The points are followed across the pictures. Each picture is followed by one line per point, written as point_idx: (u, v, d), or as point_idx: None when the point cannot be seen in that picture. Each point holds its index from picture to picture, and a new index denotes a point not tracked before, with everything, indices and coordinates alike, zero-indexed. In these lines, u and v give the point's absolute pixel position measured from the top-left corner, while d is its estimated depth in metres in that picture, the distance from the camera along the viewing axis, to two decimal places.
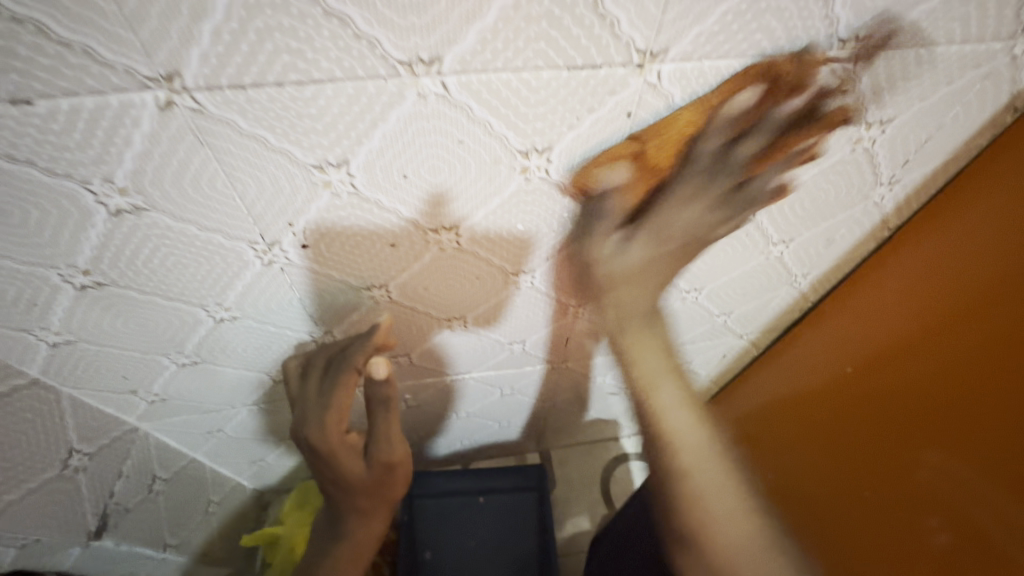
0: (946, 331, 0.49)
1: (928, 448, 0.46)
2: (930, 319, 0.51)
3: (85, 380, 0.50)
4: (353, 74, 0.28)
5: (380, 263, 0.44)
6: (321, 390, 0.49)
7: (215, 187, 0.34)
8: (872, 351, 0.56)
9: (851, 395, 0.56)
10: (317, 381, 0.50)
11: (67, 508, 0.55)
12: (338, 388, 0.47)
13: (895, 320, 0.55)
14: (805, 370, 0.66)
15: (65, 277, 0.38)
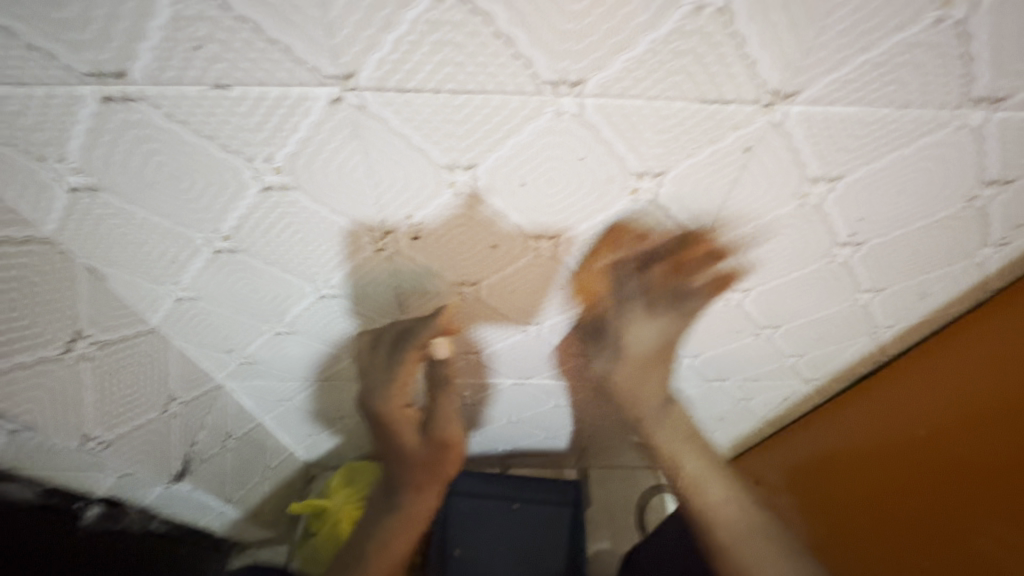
0: (1003, 408, 0.48)
1: (981, 514, 0.47)
2: (989, 395, 0.50)
3: (194, 334, 0.55)
4: (503, 88, 0.31)
5: (458, 264, 0.47)
6: (387, 364, 0.56)
7: (354, 176, 0.38)
8: (930, 416, 0.56)
9: (906, 454, 0.57)
10: (385, 354, 0.56)
11: (161, 449, 0.59)
12: (400, 366, 0.55)
13: (956, 389, 0.54)
14: (861, 424, 0.66)
15: (206, 241, 0.43)
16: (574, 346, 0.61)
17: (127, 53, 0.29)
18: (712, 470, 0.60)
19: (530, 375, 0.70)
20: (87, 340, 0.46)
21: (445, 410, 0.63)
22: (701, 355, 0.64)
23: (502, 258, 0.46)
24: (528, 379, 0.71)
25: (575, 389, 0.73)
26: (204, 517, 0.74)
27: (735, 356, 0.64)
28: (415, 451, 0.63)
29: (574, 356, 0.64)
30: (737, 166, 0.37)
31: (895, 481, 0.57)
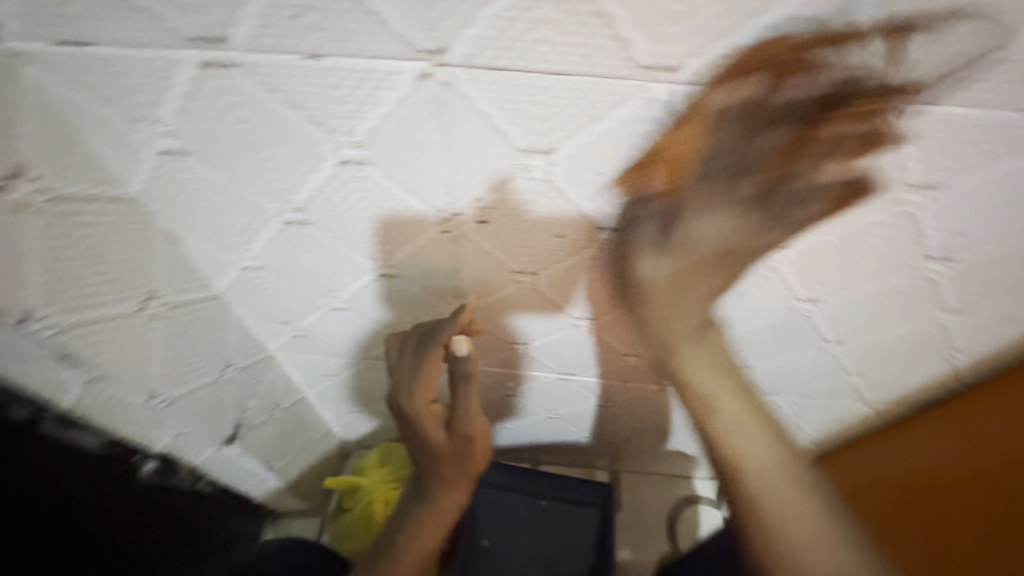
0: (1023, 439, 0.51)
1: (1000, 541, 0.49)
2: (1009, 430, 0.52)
3: (254, 303, 0.57)
4: (594, 72, 0.30)
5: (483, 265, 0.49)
6: (412, 361, 0.52)
7: (430, 155, 0.37)
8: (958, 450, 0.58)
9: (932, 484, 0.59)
10: (410, 353, 0.52)
11: (216, 412, 0.60)
12: (425, 362, 0.51)
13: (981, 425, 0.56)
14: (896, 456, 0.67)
15: (279, 211, 0.44)
16: (624, 344, 0.60)
17: (231, 19, 0.29)
18: (751, 414, 0.47)
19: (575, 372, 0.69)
20: (159, 300, 0.47)
21: (469, 413, 0.54)
22: (758, 366, 0.61)
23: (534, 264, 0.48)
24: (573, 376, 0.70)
25: (620, 390, 0.72)
26: (246, 482, 0.77)
27: (793, 369, 0.61)
28: (438, 448, 0.56)
29: (622, 355, 0.62)
30: (718, 145, 0.34)
31: (921, 506, 0.60)
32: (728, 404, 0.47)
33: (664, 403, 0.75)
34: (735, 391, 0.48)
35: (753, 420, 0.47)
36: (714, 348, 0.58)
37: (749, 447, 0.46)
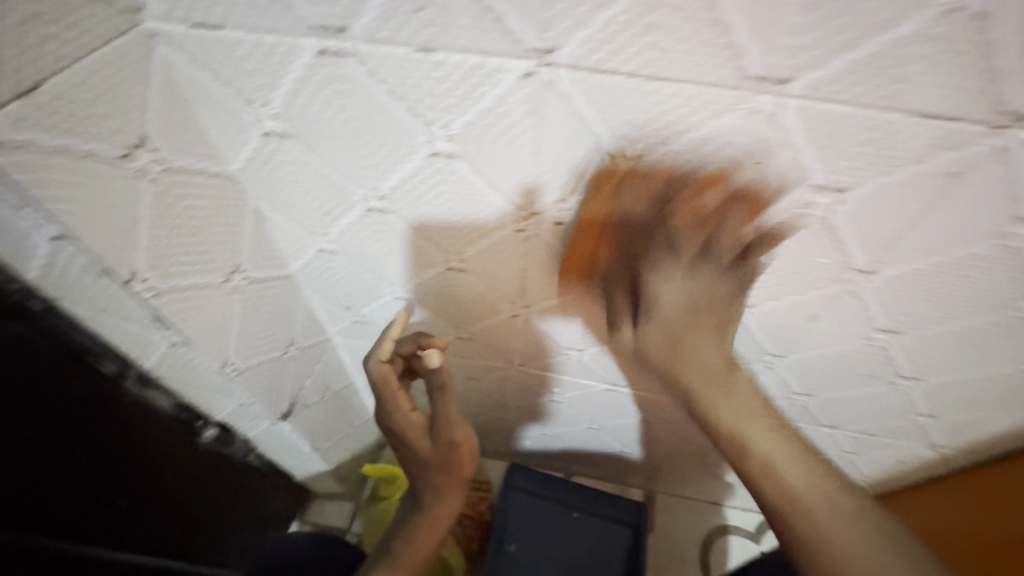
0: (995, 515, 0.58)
1: None
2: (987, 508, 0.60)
3: (323, 285, 0.59)
4: (702, 80, 0.30)
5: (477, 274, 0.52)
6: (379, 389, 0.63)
7: (519, 153, 0.38)
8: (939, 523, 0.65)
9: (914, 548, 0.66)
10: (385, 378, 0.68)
11: (276, 388, 0.63)
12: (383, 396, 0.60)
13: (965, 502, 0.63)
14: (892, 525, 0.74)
15: (364, 198, 0.45)
16: None
17: (355, 11, 0.31)
18: (787, 440, 0.42)
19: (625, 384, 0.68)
20: (242, 274, 0.49)
21: (445, 417, 0.60)
22: (819, 396, 0.59)
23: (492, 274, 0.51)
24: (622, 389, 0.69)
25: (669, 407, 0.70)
26: (292, 459, 0.79)
27: (855, 404, 0.59)
28: (427, 456, 0.61)
29: None
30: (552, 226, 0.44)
31: None
32: (728, 402, 0.43)
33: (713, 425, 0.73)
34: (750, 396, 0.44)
35: (754, 416, 0.43)
36: (777, 373, 0.56)
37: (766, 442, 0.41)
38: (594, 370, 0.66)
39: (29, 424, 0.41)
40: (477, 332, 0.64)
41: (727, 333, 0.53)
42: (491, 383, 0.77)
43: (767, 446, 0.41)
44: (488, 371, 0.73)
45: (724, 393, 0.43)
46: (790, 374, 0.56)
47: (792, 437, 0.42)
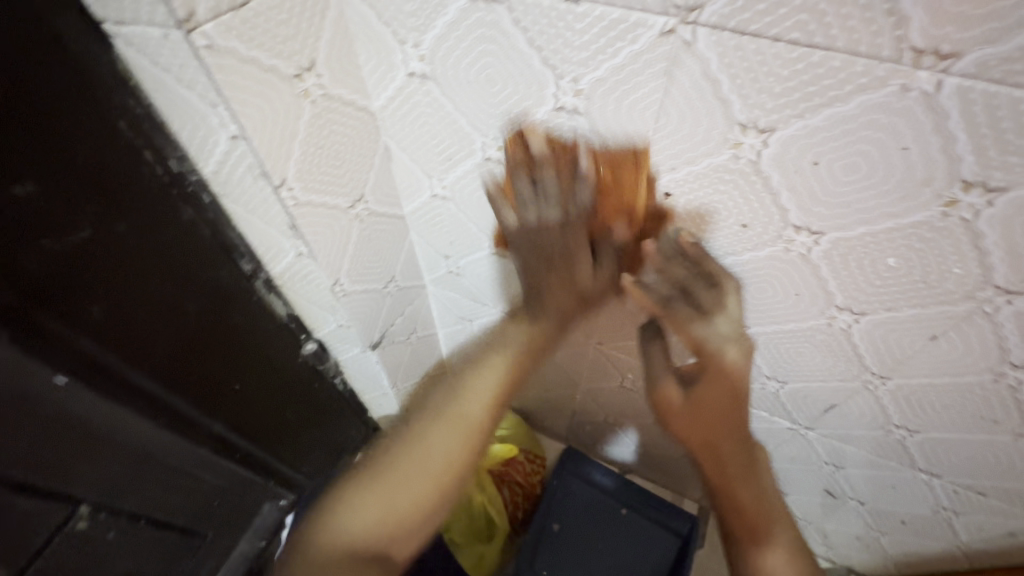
0: None
1: None
2: None
3: (428, 231, 0.64)
4: (853, 49, 0.29)
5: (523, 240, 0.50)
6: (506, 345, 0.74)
7: (642, 116, 0.39)
8: None
9: None
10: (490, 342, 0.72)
11: (372, 318, 0.68)
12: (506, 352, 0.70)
13: None
14: None
15: (483, 146, 0.48)
16: (769, 365, 0.56)
17: None
18: (756, 470, 0.51)
19: None
20: (364, 205, 0.55)
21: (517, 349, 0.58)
22: (923, 434, 0.53)
23: (548, 180, 0.45)
24: None
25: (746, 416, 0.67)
26: (370, 392, 0.85)
27: (966, 453, 0.53)
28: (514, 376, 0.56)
29: (763, 377, 0.59)
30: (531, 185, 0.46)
31: None
32: (754, 478, 0.51)
33: (789, 447, 0.69)
34: (753, 469, 0.51)
35: (761, 486, 0.51)
36: (877, 397, 0.52)
37: (745, 491, 0.50)
38: None
39: (184, 296, 0.48)
40: None
41: (828, 343, 0.50)
42: (565, 357, 0.77)
43: (751, 495, 0.50)
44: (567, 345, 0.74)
45: (748, 479, 0.50)
46: (893, 402, 0.52)
47: (763, 476, 0.52)
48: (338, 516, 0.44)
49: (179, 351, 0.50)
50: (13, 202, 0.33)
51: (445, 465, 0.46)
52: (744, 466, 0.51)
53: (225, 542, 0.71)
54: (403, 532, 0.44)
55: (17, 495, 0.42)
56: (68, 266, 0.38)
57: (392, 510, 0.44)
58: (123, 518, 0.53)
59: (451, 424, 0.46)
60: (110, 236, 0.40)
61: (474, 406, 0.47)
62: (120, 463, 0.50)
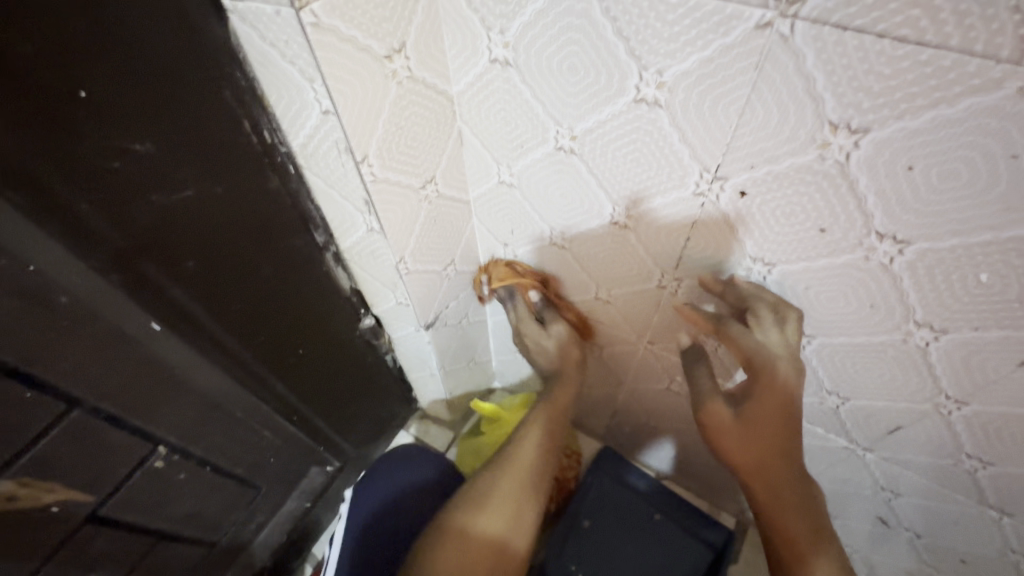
0: None
1: None
2: None
3: (490, 217, 0.65)
4: (967, 48, 0.28)
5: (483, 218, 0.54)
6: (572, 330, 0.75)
7: (725, 111, 0.38)
8: None
9: None
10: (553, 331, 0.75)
11: (430, 298, 0.70)
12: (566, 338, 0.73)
13: None
14: None
15: (556, 135, 0.49)
16: (832, 379, 0.54)
17: None
18: (800, 501, 0.52)
19: None
20: (434, 187, 0.56)
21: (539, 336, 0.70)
22: (998, 467, 0.50)
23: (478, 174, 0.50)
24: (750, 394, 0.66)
25: (798, 431, 0.65)
26: (418, 371, 0.88)
27: None
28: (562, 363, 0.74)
29: (822, 391, 0.57)
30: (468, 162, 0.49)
31: None
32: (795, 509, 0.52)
33: (843, 468, 0.66)
34: (799, 499, 0.52)
35: (802, 511, 0.52)
36: (949, 423, 0.49)
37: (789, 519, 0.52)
38: (726, 368, 0.64)
39: (262, 260, 0.51)
40: (616, 298, 0.65)
41: (900, 360, 0.47)
42: (612, 353, 0.77)
43: (793, 525, 0.52)
44: (615, 341, 0.74)
45: (793, 506, 0.52)
46: (966, 429, 0.49)
47: (807, 502, 0.52)
48: (463, 517, 0.59)
49: (250, 310, 0.52)
50: (133, 157, 0.36)
51: (533, 459, 0.66)
52: (790, 495, 0.52)
53: (276, 499, 0.74)
54: (522, 515, 0.62)
55: (108, 426, 0.45)
56: (172, 223, 0.41)
57: (512, 498, 0.62)
58: (194, 461, 0.56)
59: (518, 457, 0.66)
60: (207, 199, 0.42)
61: (527, 451, 0.67)
62: (195, 409, 0.53)
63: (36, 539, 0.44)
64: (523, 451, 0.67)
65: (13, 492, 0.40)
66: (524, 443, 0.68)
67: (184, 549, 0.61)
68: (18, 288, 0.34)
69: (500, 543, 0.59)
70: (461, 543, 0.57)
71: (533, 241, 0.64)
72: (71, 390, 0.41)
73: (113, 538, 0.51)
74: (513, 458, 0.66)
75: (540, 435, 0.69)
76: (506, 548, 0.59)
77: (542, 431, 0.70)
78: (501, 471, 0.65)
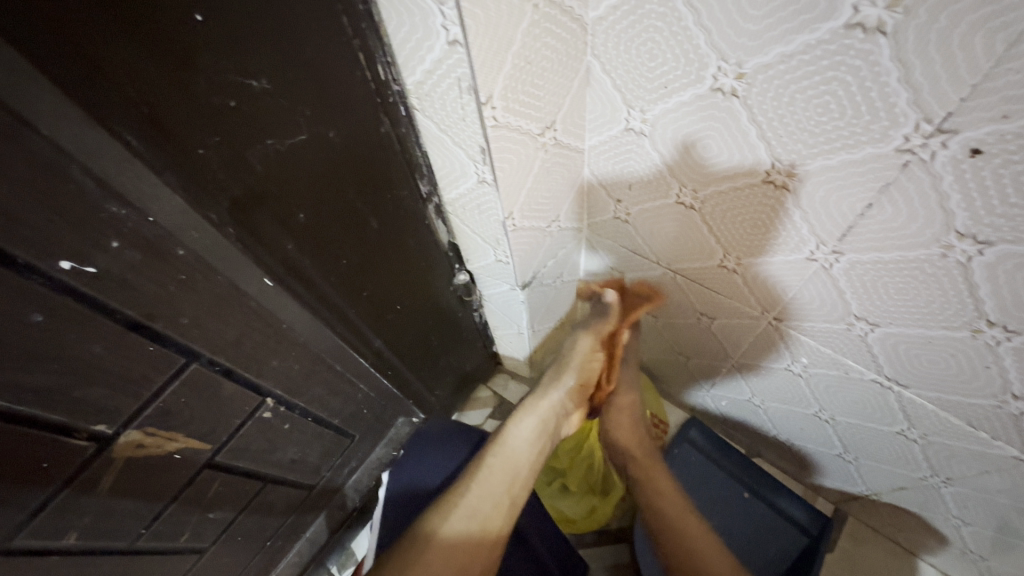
0: None
1: None
2: None
3: (605, 170, 0.58)
4: None
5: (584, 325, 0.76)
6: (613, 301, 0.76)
7: (986, 42, 0.28)
8: None
9: None
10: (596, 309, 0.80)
11: (530, 257, 0.64)
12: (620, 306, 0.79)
13: None
14: None
15: (717, 73, 0.40)
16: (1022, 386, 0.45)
17: None
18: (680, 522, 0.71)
19: (903, 384, 0.55)
20: (552, 133, 0.49)
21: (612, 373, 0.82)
22: None
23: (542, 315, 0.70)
24: (897, 388, 0.56)
25: (952, 432, 0.56)
26: (504, 330, 0.84)
27: None
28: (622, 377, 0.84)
29: (1002, 397, 0.47)
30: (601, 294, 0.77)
31: None
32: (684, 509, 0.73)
33: (995, 477, 0.57)
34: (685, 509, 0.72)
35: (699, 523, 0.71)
36: None
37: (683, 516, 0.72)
38: (875, 358, 0.55)
39: (368, 211, 0.47)
40: (748, 269, 0.57)
41: None
42: (725, 325, 0.69)
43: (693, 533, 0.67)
44: (732, 314, 0.66)
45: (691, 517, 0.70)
46: None
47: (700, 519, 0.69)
48: (444, 513, 0.53)
49: (353, 265, 0.49)
50: (249, 95, 0.32)
51: (530, 454, 0.61)
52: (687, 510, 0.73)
53: (367, 447, 0.75)
54: (504, 506, 0.55)
55: (223, 379, 0.44)
56: (286, 172, 0.37)
57: (494, 495, 0.55)
58: (298, 414, 0.56)
59: (511, 446, 0.60)
60: (321, 142, 0.38)
61: (525, 447, 0.61)
62: (300, 364, 0.52)
63: (160, 484, 0.45)
64: (520, 445, 0.61)
65: (140, 441, 0.40)
66: (522, 431, 0.63)
67: (286, 493, 0.62)
68: (137, 238, 0.32)
69: (480, 531, 0.52)
70: (426, 552, 0.49)
71: (636, 206, 0.59)
72: (187, 345, 0.40)
73: (227, 483, 0.52)
74: (506, 446, 0.60)
75: (536, 438, 0.63)
76: (490, 536, 0.53)
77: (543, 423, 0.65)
78: (494, 459, 0.59)
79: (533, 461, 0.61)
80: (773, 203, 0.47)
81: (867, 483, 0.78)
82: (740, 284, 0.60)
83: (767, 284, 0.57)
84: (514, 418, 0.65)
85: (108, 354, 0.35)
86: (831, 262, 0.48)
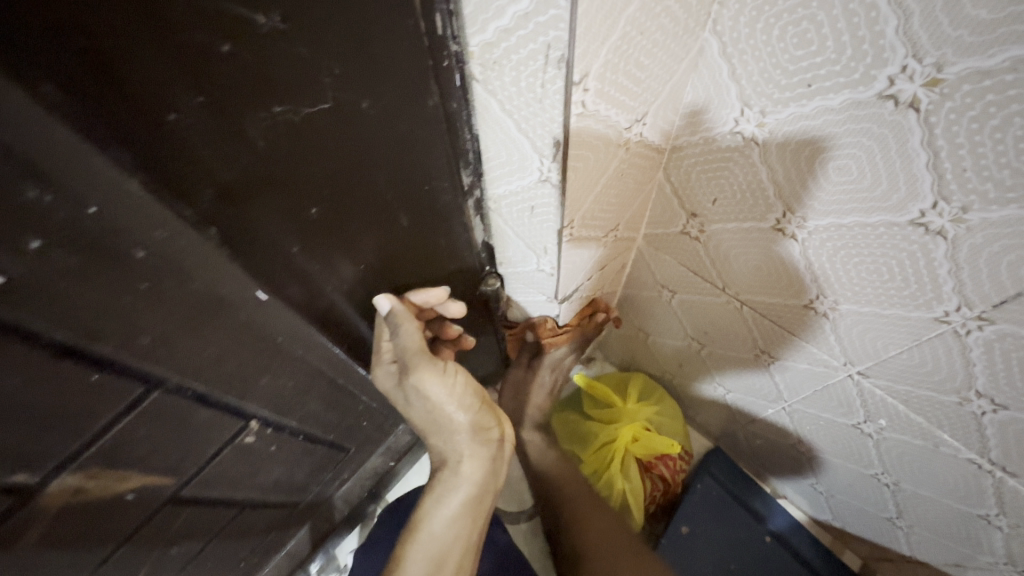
0: None
1: None
2: None
3: (687, 178, 0.47)
4: None
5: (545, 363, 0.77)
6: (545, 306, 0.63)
7: None
8: None
9: None
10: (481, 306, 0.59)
11: (577, 268, 0.52)
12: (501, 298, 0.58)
13: None
14: None
15: (898, 75, 0.29)
16: None
17: None
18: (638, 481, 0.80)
19: (1011, 471, 0.46)
20: (639, 128, 0.39)
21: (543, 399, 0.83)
22: None
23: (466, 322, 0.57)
24: (1000, 475, 0.47)
25: None
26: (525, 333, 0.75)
27: None
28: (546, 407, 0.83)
29: None
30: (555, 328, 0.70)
31: None
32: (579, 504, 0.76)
33: None
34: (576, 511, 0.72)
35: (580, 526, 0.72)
36: None
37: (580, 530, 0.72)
38: (983, 439, 0.46)
39: (401, 208, 0.36)
40: (843, 316, 0.47)
41: None
42: (787, 367, 0.60)
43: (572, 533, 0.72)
44: (799, 356, 0.57)
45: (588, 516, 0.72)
46: None
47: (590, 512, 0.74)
48: None
49: (370, 269, 0.39)
50: (252, 39, 0.20)
51: (452, 534, 0.52)
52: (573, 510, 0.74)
53: (361, 458, 0.67)
54: None
55: (196, 406, 0.35)
56: (299, 154, 0.26)
57: None
58: (287, 434, 0.47)
59: (426, 532, 0.52)
60: (351, 118, 0.27)
61: (448, 528, 0.52)
62: (294, 381, 0.42)
63: (109, 523, 0.36)
64: (439, 528, 0.52)
65: (80, 483, 0.31)
66: (446, 505, 0.53)
67: (268, 513, 0.54)
68: (74, 238, 0.22)
69: None
70: None
71: (715, 225, 0.49)
72: (148, 369, 0.30)
73: (196, 515, 0.43)
74: (425, 529, 0.52)
75: (465, 508, 0.53)
76: None
77: (476, 488, 0.54)
78: (410, 552, 0.51)
79: (459, 545, 0.52)
80: (908, 249, 0.37)
81: (912, 550, 0.70)
82: (821, 325, 0.50)
83: (861, 333, 0.47)
84: (433, 495, 0.54)
85: (28, 388, 0.25)
86: (971, 328, 0.38)
